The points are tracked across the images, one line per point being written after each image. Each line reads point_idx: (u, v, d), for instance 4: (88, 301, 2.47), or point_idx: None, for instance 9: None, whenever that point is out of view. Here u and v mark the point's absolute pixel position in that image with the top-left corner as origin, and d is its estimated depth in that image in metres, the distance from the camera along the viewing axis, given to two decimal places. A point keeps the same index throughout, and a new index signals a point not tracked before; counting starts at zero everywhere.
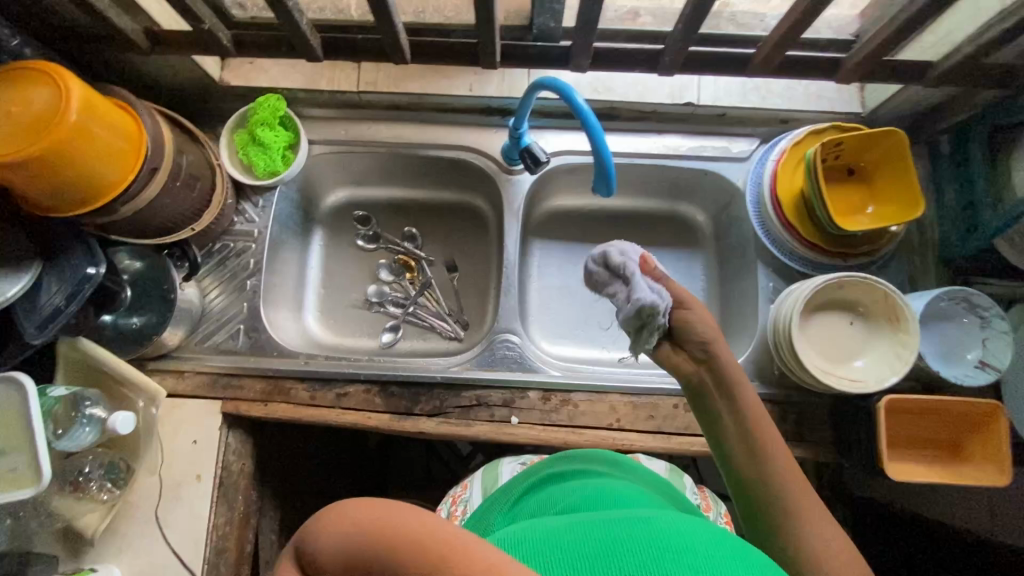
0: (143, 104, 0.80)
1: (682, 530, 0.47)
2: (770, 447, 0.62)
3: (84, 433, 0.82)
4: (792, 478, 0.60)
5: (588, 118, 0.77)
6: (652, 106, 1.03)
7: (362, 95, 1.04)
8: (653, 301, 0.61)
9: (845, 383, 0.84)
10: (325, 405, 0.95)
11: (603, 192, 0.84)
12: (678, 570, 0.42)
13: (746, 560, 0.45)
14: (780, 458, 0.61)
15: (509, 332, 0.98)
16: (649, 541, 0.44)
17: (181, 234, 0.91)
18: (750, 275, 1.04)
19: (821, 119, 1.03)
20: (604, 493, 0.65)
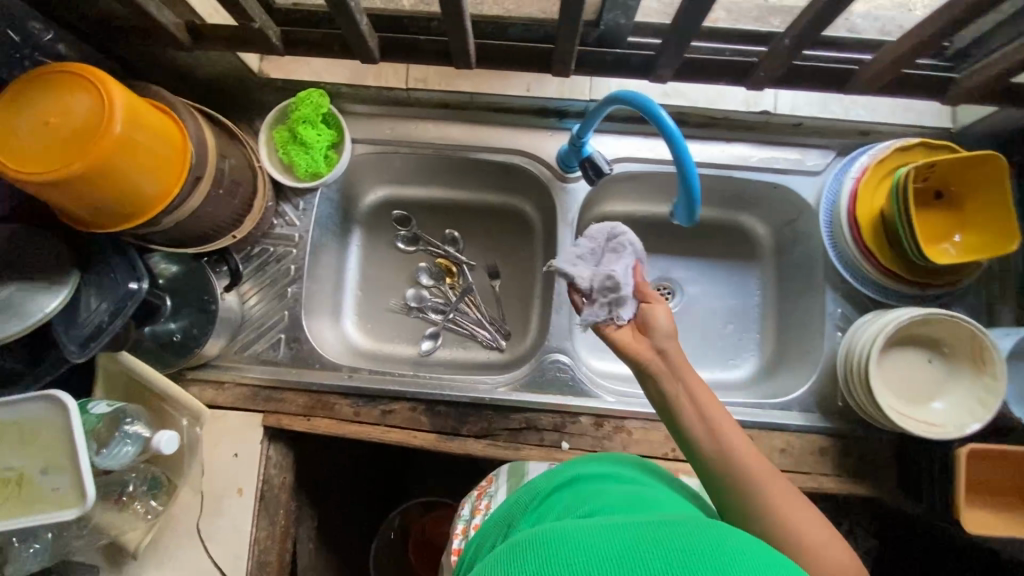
0: (185, 106, 0.74)
1: (710, 534, 0.41)
2: (724, 426, 0.65)
3: (125, 452, 0.79)
4: (745, 453, 0.64)
5: (669, 129, 0.69)
6: (723, 113, 0.96)
7: (410, 93, 0.98)
8: (625, 277, 0.76)
9: (922, 427, 0.79)
10: (369, 422, 0.91)
11: (683, 217, 0.74)
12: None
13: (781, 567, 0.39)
14: (733, 435, 0.65)
15: (560, 352, 0.94)
16: (676, 546, 0.39)
17: (221, 241, 0.86)
18: (817, 298, 0.99)
19: (903, 134, 0.96)
20: (641, 500, 0.59)
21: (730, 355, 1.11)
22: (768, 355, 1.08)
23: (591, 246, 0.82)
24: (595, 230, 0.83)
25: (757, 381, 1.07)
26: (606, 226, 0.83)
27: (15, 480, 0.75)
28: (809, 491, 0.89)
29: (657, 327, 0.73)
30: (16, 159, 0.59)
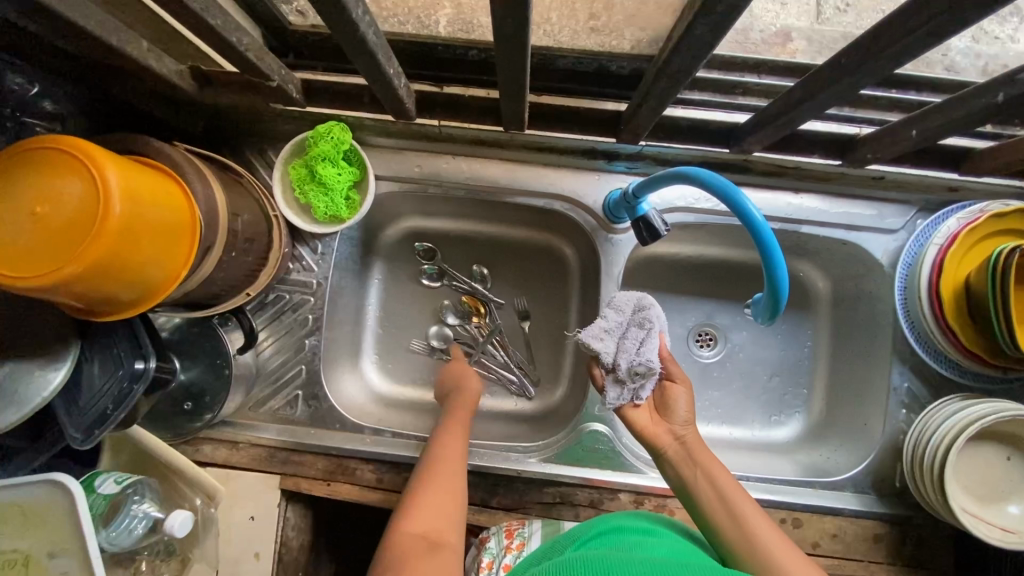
0: (191, 166, 0.64)
1: None
2: (748, 513, 0.68)
3: (135, 531, 0.73)
4: (771, 537, 0.66)
5: (757, 223, 0.61)
6: (796, 162, 0.84)
7: (442, 129, 0.85)
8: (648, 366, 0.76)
9: (998, 534, 0.72)
10: (394, 489, 0.86)
11: (765, 314, 0.66)
12: None
13: None
14: (757, 521, 0.68)
15: (599, 421, 0.87)
16: None
17: (232, 301, 0.78)
18: (880, 367, 0.90)
19: (996, 193, 0.85)
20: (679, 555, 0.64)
21: (775, 412, 1.03)
22: (816, 415, 1.01)
23: (619, 319, 0.77)
24: (620, 298, 0.78)
25: (803, 444, 1.00)
26: (635, 296, 0.78)
27: (19, 561, 0.70)
28: None
29: (675, 409, 0.78)
30: (0, 258, 0.50)
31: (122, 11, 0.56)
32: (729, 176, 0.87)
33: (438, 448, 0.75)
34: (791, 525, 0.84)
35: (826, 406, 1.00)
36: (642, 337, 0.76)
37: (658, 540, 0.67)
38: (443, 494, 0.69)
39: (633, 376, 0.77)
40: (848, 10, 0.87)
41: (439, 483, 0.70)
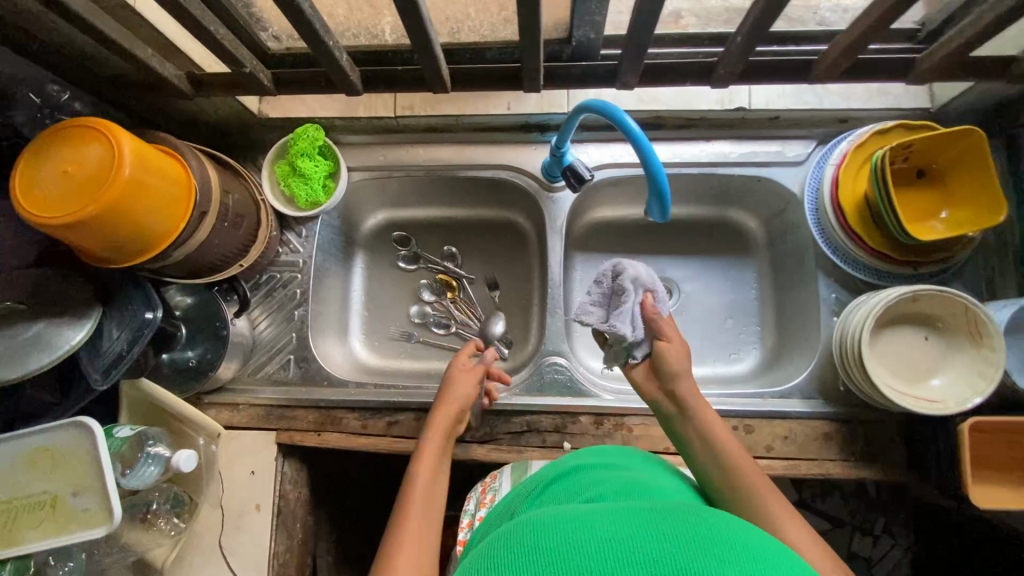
0: (189, 149, 0.81)
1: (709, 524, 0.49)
2: (725, 442, 0.75)
3: (149, 470, 0.84)
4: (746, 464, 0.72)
5: (639, 139, 0.74)
6: (699, 114, 0.97)
7: (398, 120, 1.03)
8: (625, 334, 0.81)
9: (921, 403, 0.78)
10: (377, 434, 0.95)
11: (656, 213, 0.79)
12: (699, 556, 0.44)
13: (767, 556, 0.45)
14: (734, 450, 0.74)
15: (556, 355, 0.97)
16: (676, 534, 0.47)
17: (229, 270, 0.93)
18: (809, 285, 0.99)
19: (885, 117, 0.96)
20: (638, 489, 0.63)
21: (732, 350, 1.10)
22: (769, 347, 1.08)
23: (600, 289, 0.83)
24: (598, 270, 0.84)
25: (760, 373, 1.07)
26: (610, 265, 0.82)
27: (46, 502, 0.80)
28: (815, 477, 0.88)
29: (666, 365, 0.81)
30: (41, 207, 0.66)
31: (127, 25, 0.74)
32: (646, 133, 1.01)
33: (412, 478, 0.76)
34: (743, 431, 0.90)
35: (776, 335, 1.07)
36: (619, 306, 0.81)
37: (622, 474, 0.69)
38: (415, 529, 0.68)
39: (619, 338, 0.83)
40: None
41: (415, 510, 0.71)
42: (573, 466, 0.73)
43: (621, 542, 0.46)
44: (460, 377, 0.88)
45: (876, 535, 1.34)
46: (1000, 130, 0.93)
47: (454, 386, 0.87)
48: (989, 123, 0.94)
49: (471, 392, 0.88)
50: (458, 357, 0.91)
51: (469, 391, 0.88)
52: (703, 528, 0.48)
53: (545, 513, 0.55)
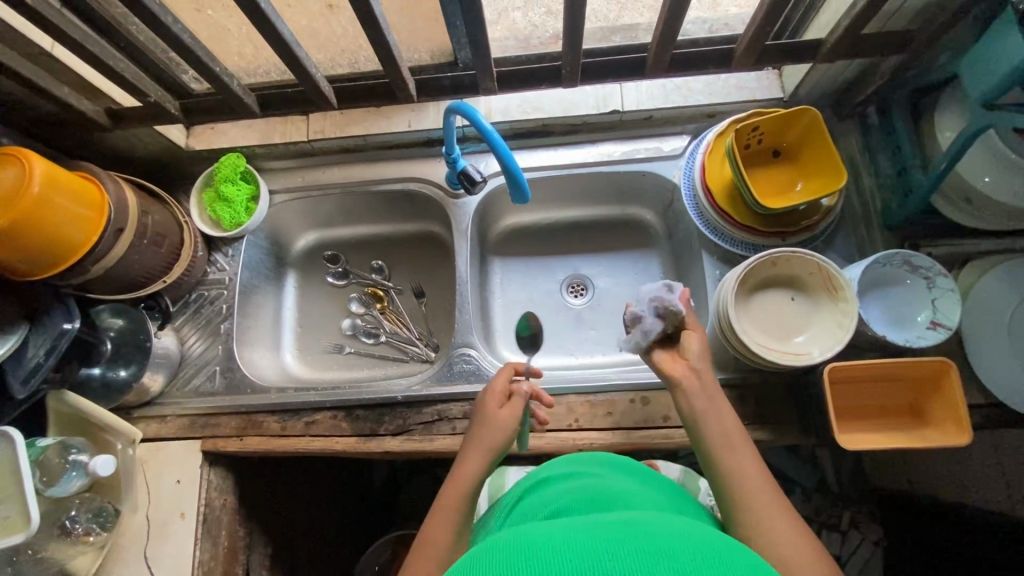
0: (106, 174, 0.90)
1: (670, 533, 0.48)
2: (741, 445, 0.69)
3: (71, 480, 0.88)
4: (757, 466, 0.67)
5: (493, 136, 0.81)
6: (579, 118, 1.08)
7: (313, 144, 1.13)
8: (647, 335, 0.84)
9: (788, 356, 0.84)
10: (297, 434, 0.99)
11: (520, 200, 0.86)
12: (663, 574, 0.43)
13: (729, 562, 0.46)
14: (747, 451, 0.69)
15: (467, 347, 1.04)
16: (639, 550, 0.46)
17: (153, 286, 1.00)
18: (697, 264, 1.06)
19: (746, 109, 1.06)
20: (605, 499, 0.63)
21: None
22: None
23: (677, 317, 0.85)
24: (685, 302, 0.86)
25: None
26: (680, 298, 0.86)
27: None
28: None
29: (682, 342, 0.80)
30: None
31: (45, 69, 0.85)
32: (537, 139, 1.11)
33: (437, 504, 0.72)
34: (640, 403, 0.95)
35: None
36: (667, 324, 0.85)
37: (587, 482, 0.69)
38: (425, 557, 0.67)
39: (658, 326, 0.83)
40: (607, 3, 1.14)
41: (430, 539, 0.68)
42: (542, 480, 0.76)
43: (579, 556, 0.46)
44: (499, 410, 0.79)
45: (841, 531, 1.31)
46: (848, 112, 1.03)
47: (494, 423, 0.77)
48: (839, 107, 1.05)
49: (512, 429, 0.77)
50: (492, 384, 0.82)
51: (508, 426, 0.77)
52: (666, 540, 0.48)
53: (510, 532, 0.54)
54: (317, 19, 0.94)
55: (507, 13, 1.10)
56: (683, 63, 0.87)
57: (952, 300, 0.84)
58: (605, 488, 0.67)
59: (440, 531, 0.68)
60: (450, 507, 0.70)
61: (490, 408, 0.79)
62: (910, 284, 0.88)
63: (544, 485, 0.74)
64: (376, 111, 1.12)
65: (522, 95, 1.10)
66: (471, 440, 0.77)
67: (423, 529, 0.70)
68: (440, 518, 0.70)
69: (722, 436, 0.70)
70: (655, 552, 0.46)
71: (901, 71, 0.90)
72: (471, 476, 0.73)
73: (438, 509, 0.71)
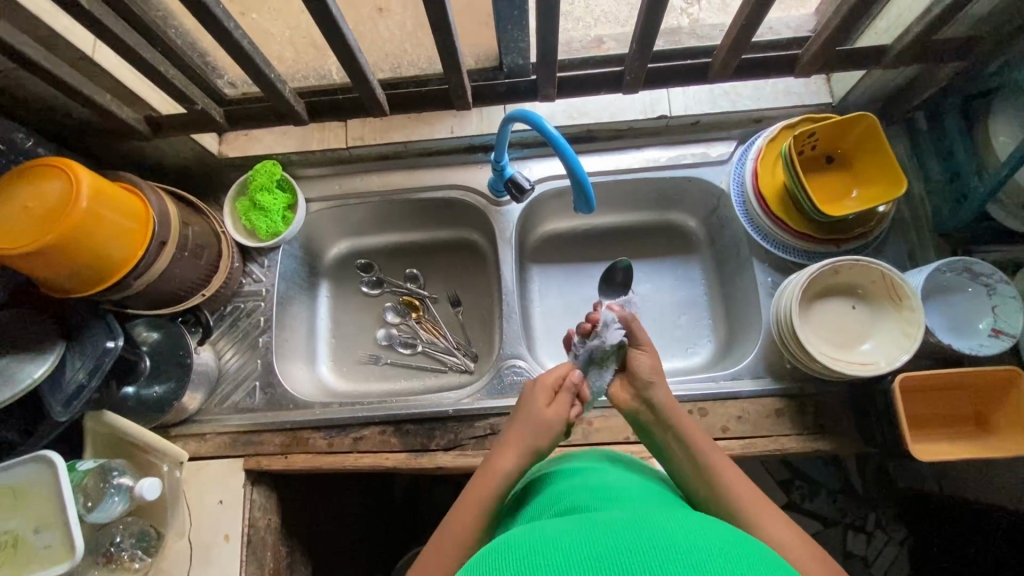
0: (147, 184, 0.86)
1: (687, 530, 0.47)
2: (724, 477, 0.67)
3: (113, 504, 0.84)
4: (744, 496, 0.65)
5: (560, 143, 0.79)
6: (626, 124, 1.07)
7: (351, 151, 1.10)
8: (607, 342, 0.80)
9: (856, 366, 0.83)
10: (344, 450, 0.97)
11: (583, 210, 0.84)
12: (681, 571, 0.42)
13: (751, 558, 0.44)
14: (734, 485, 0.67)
15: (516, 358, 1.02)
16: (656, 547, 0.44)
17: (192, 300, 0.97)
18: (746, 270, 1.05)
19: (793, 114, 1.05)
20: (608, 491, 0.61)
21: (690, 345, 1.14)
22: (722, 337, 1.12)
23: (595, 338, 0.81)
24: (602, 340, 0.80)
25: (717, 363, 1.10)
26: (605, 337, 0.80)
27: (8, 542, 0.79)
28: (771, 453, 0.90)
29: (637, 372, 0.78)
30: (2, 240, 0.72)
31: (85, 76, 0.81)
32: (581, 146, 1.10)
33: (471, 489, 0.69)
34: (698, 413, 0.93)
35: (726, 325, 1.12)
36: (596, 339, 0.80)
37: (593, 477, 0.66)
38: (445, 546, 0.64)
39: (597, 371, 0.81)
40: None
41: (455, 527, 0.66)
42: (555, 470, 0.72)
43: (591, 555, 0.44)
44: (550, 408, 0.74)
45: (869, 532, 1.32)
46: (897, 117, 1.03)
47: (544, 422, 0.72)
48: (887, 112, 1.04)
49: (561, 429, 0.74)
50: (544, 378, 0.77)
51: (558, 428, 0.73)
52: (686, 534, 0.46)
53: (523, 532, 0.52)
54: (364, 23, 0.91)
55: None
56: (747, 68, 0.85)
57: (1014, 307, 0.84)
58: (614, 482, 0.64)
59: (461, 524, 0.65)
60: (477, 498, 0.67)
61: (541, 403, 0.74)
62: (971, 292, 0.88)
63: (548, 477, 0.71)
64: (416, 117, 1.09)
65: (567, 100, 1.07)
66: (514, 432, 0.73)
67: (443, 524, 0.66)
68: (465, 511, 0.66)
69: (698, 473, 0.69)
70: (679, 550, 0.44)
71: (960, 77, 0.89)
72: (510, 471, 0.69)
73: (462, 504, 0.67)
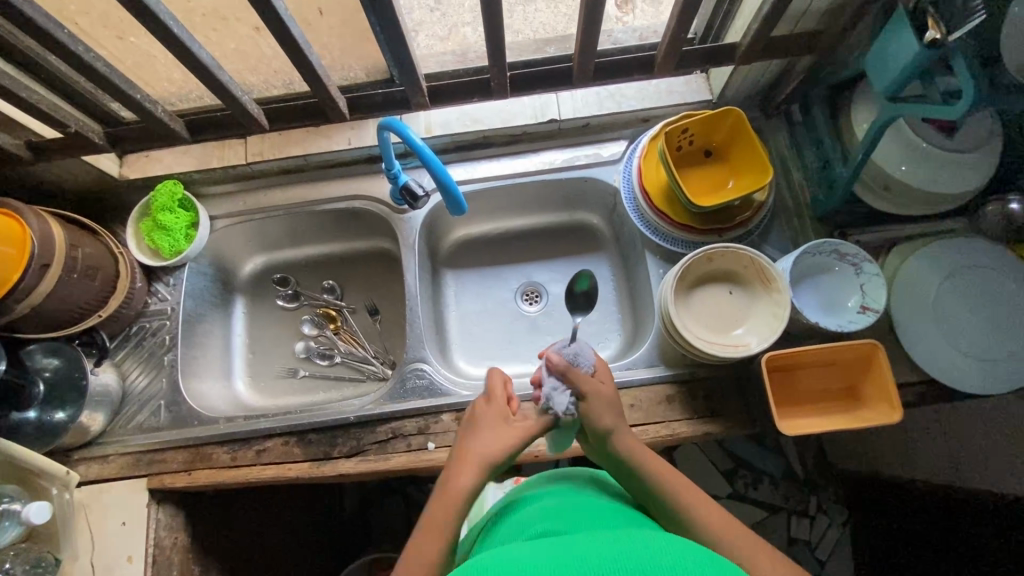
0: (30, 209, 0.87)
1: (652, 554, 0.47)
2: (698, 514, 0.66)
3: (4, 531, 0.83)
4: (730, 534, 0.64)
5: (424, 152, 0.82)
6: (518, 129, 1.10)
7: (252, 167, 1.12)
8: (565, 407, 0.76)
9: (729, 349, 0.86)
10: (247, 464, 0.97)
11: (459, 212, 0.87)
12: None
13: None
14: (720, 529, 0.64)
15: (420, 362, 1.03)
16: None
17: (89, 321, 0.97)
18: (641, 263, 1.08)
19: (676, 112, 1.09)
20: (577, 517, 0.61)
21: (601, 339, 1.16)
22: (629, 330, 1.15)
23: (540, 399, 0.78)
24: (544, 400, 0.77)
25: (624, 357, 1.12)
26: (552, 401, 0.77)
27: None
28: (664, 439, 0.93)
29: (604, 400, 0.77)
30: None
31: None
32: (480, 151, 1.13)
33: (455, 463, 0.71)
34: None
35: (632, 318, 1.15)
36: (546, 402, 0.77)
37: (561, 502, 0.66)
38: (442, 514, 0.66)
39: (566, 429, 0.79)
40: (560, 17, 1.07)
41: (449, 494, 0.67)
42: (518, 501, 0.72)
43: None
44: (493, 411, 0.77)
45: (812, 517, 1.29)
46: (774, 111, 1.08)
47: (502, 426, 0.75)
48: (765, 107, 1.09)
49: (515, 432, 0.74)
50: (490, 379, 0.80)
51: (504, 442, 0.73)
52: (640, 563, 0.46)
53: (495, 551, 0.53)
54: (245, 42, 0.92)
55: (459, 28, 1.03)
56: (606, 70, 0.90)
57: (878, 284, 0.88)
58: (583, 505, 0.65)
59: (451, 494, 0.67)
60: (430, 538, 0.63)
61: (490, 420, 0.75)
62: (840, 272, 0.92)
63: (522, 504, 0.71)
64: (315, 131, 1.11)
65: (462, 109, 1.11)
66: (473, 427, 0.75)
67: (438, 492, 0.68)
68: (454, 482, 0.69)
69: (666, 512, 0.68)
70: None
71: (814, 69, 0.94)
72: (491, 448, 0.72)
73: (441, 491, 0.68)
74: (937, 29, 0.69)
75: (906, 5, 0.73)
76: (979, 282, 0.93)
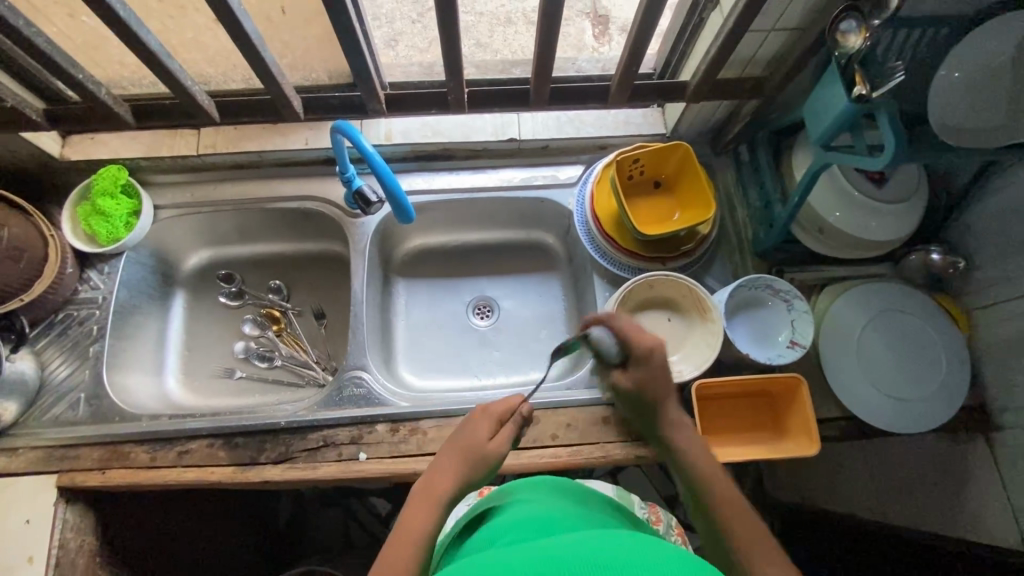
0: None
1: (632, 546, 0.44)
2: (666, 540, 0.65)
3: None
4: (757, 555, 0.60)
5: (375, 160, 0.82)
6: (479, 144, 1.12)
7: (203, 158, 1.09)
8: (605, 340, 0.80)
9: None
10: (166, 466, 0.93)
11: (406, 220, 0.88)
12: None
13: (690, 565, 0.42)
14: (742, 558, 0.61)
15: (360, 369, 1.01)
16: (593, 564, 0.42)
17: (9, 305, 0.93)
18: (589, 285, 1.10)
19: (632, 142, 1.13)
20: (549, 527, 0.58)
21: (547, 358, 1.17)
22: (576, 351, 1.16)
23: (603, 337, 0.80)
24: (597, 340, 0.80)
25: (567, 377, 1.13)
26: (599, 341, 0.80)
27: None
28: (597, 461, 0.94)
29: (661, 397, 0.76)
30: None
31: None
32: (439, 163, 1.14)
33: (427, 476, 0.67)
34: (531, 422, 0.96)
35: None
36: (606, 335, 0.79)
37: (529, 511, 0.64)
38: (416, 526, 0.60)
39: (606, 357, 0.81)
40: None
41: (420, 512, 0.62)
42: (484, 512, 0.69)
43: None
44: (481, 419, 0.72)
45: None
46: (723, 149, 1.13)
47: (480, 429, 0.71)
48: (716, 145, 1.14)
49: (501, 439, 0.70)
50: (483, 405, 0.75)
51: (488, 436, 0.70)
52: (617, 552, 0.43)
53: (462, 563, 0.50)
54: (203, 32, 0.91)
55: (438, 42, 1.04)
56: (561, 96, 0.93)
57: (806, 321, 0.92)
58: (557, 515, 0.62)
59: (422, 504, 0.63)
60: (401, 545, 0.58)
61: (476, 422, 0.72)
62: (773, 307, 0.96)
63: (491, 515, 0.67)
64: (272, 129, 1.10)
65: (424, 119, 1.12)
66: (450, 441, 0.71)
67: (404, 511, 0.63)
68: (423, 502, 0.63)
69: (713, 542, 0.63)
70: (594, 571, 0.41)
71: (758, 113, 1.00)
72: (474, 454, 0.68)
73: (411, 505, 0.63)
74: (864, 86, 0.73)
75: (838, 59, 0.75)
76: (899, 325, 0.99)
